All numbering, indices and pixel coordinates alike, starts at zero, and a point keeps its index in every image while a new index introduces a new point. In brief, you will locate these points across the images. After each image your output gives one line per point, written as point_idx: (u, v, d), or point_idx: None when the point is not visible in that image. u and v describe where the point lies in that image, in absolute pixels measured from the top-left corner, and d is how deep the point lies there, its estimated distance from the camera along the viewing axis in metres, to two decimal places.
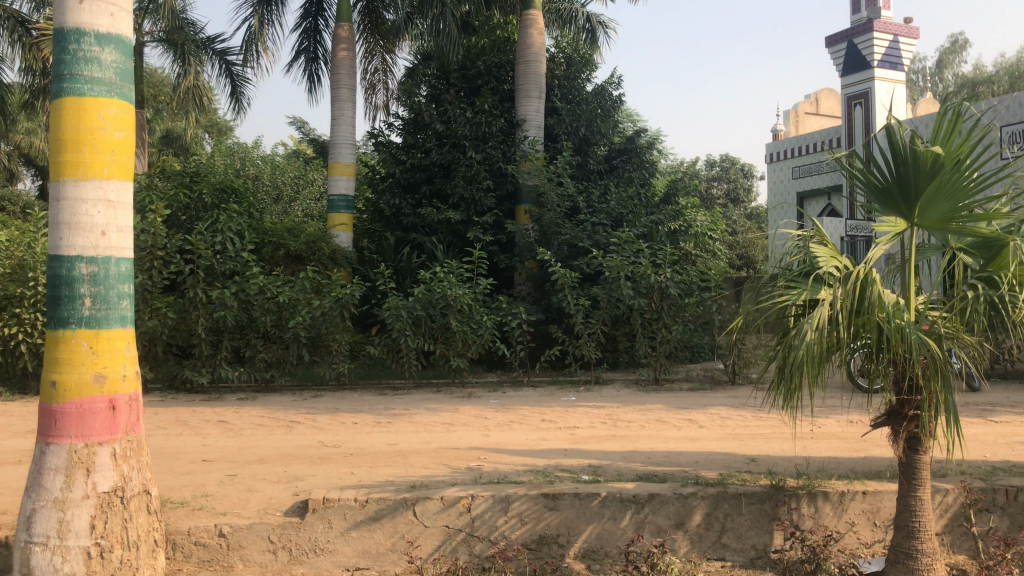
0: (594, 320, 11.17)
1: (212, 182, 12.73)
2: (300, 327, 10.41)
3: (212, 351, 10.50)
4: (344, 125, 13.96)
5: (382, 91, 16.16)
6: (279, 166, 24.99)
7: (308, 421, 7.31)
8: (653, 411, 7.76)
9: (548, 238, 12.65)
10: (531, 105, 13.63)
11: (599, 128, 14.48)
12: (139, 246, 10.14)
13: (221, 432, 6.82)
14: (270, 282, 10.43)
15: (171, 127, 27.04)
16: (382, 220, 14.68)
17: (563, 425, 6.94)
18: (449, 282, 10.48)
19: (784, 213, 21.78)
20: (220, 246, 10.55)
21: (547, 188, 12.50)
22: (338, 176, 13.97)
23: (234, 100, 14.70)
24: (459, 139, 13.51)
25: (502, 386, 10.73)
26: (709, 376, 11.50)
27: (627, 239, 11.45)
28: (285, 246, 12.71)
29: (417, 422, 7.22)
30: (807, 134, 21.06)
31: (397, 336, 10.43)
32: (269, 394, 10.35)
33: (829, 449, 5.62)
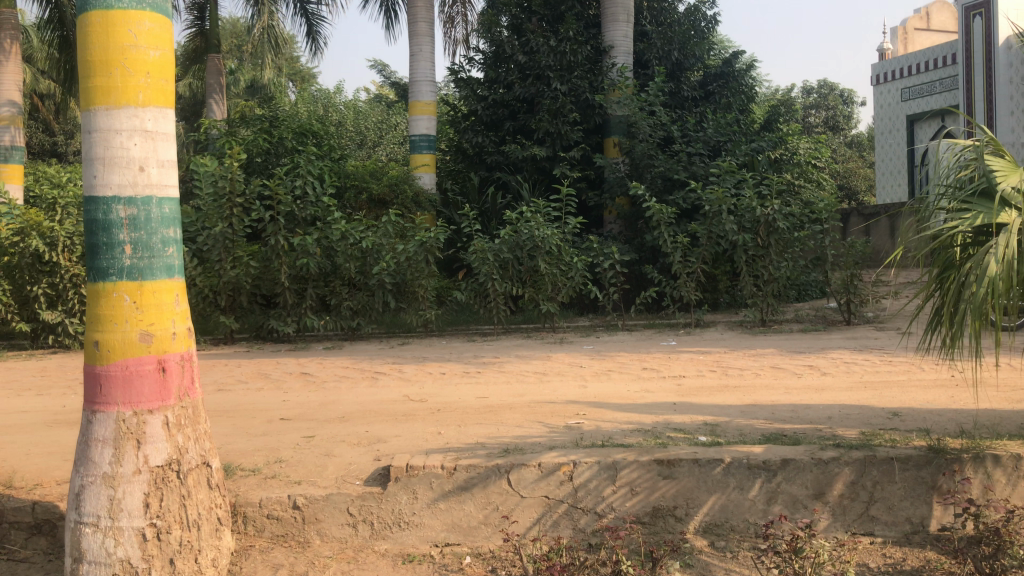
0: (694, 259, 10.46)
1: (291, 126, 12.38)
2: (385, 273, 10.04)
3: (297, 300, 10.21)
4: (424, 61, 13.36)
5: (462, 25, 15.45)
6: (361, 110, 24.70)
7: (394, 372, 6.92)
8: (765, 357, 7.08)
9: (641, 172, 11.90)
10: (619, 30, 12.80)
11: (693, 51, 13.49)
12: (219, 194, 9.87)
13: (303, 386, 6.50)
14: (352, 227, 10.04)
15: (255, 77, 27.04)
16: (465, 160, 14.10)
17: (668, 374, 6.35)
18: (536, 221, 9.87)
19: (893, 139, 20.28)
20: (301, 191, 10.17)
21: (639, 118, 11.67)
22: (419, 116, 13.42)
23: (311, 40, 14.30)
24: (543, 70, 12.75)
25: (597, 331, 10.14)
26: (820, 316, 10.68)
27: (728, 170, 10.62)
28: (368, 190, 12.35)
29: (509, 372, 6.73)
30: (919, 51, 19.39)
31: (484, 280, 9.94)
32: (355, 343, 10.04)
33: (982, 400, 4.87)
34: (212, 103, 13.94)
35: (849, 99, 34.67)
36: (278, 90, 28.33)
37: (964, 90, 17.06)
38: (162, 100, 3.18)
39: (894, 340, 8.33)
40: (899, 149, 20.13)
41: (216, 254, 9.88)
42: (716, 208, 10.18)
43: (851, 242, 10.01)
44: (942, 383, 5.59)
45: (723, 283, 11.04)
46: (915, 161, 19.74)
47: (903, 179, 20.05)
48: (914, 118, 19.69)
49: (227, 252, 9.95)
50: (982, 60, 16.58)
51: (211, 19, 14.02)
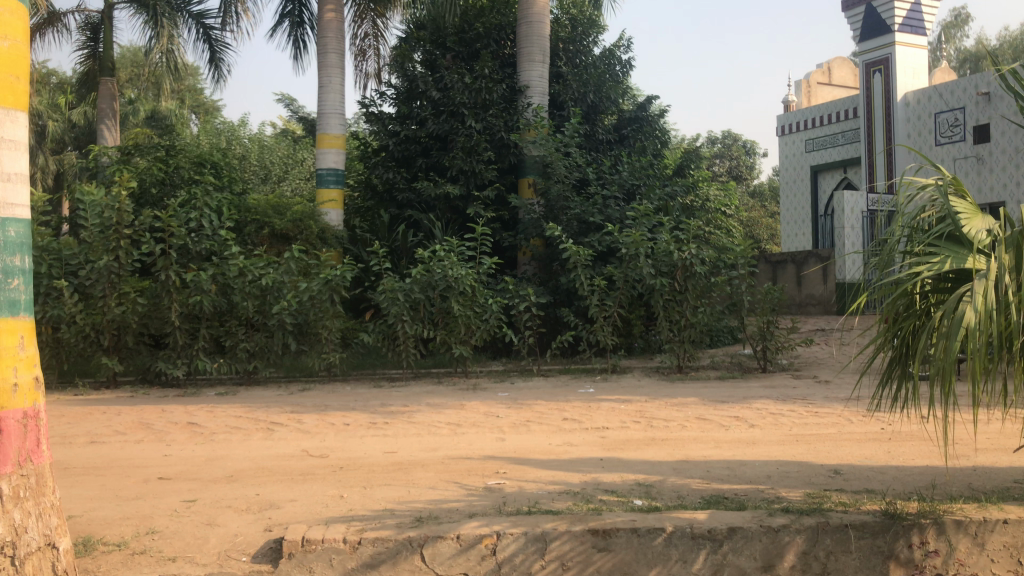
0: (611, 303, 10.20)
1: (189, 156, 11.69)
2: (286, 312, 9.42)
3: (189, 341, 9.46)
4: (333, 93, 12.89)
5: (374, 59, 15.05)
6: (267, 145, 23.96)
7: (293, 423, 6.33)
8: (689, 407, 6.77)
9: (556, 215, 11.64)
10: (535, 70, 12.57)
11: (609, 94, 13.40)
12: (104, 225, 9.11)
13: (189, 438, 5.84)
14: (251, 263, 9.38)
15: (155, 107, 25.99)
16: (375, 197, 13.62)
17: (589, 425, 5.97)
18: (449, 260, 9.44)
19: (797, 189, 20.75)
20: (195, 223, 9.47)
21: (556, 158, 11.42)
22: (326, 149, 12.87)
23: (214, 68, 13.62)
24: (457, 107, 12.43)
25: (511, 377, 9.71)
26: (735, 363, 10.53)
27: (645, 213, 10.46)
28: (270, 225, 11.75)
29: (420, 423, 6.24)
30: (822, 105, 19.97)
31: (393, 321, 9.41)
32: (251, 388, 9.33)
33: (921, 456, 4.65)
34: (104, 129, 13.04)
35: (752, 150, 35.72)
36: (179, 121, 27.27)
37: (865, 143, 17.55)
38: (10, 99, 2.89)
39: (814, 389, 8.20)
40: (803, 199, 20.60)
41: (99, 288, 9.09)
42: (634, 250, 9.97)
43: (768, 288, 9.89)
44: (872, 437, 5.39)
45: (638, 328, 10.80)
46: (819, 210, 20.21)
47: (807, 228, 20.49)
48: (817, 169, 20.19)
49: (112, 288, 9.17)
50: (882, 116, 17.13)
51: (105, 41, 13.23)
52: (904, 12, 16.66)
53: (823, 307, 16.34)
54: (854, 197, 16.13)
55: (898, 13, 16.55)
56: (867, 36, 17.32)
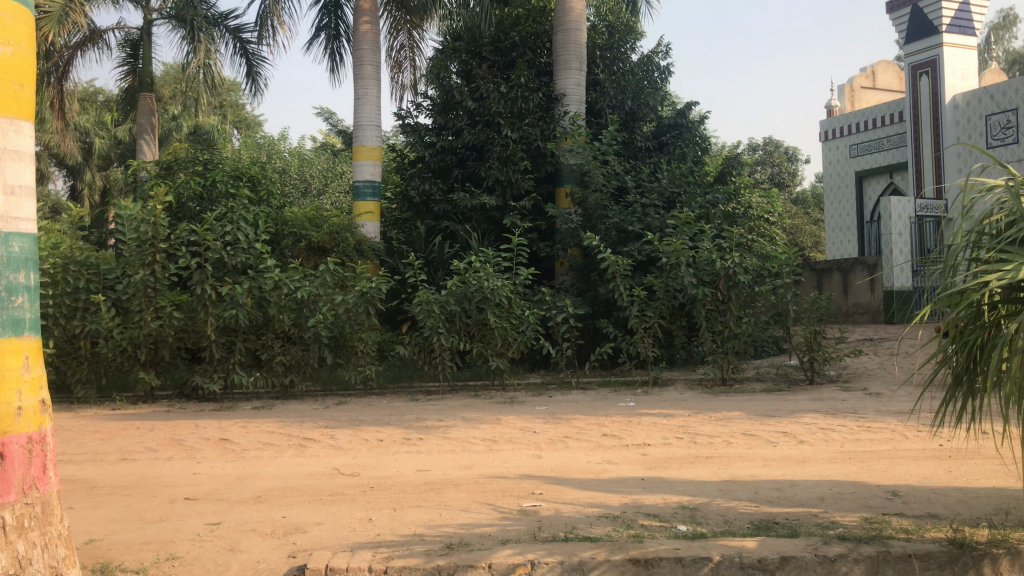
0: (651, 313, 9.94)
1: (226, 170, 11.70)
2: (321, 325, 9.33)
3: (225, 355, 9.40)
4: (369, 105, 12.84)
5: (409, 70, 15.00)
6: (306, 158, 24.09)
7: (325, 439, 6.20)
8: (734, 422, 6.52)
9: (594, 224, 11.43)
10: (571, 78, 12.38)
11: (647, 101, 13.17)
12: (141, 239, 9.10)
13: (220, 455, 5.74)
14: (286, 276, 9.30)
15: (197, 122, 26.30)
16: (412, 208, 13.53)
17: (630, 441, 5.75)
18: (486, 271, 9.27)
19: (842, 195, 20.28)
20: (231, 237, 9.42)
21: (593, 167, 11.21)
22: (362, 161, 12.81)
23: (251, 82, 13.66)
24: (493, 116, 12.29)
25: (549, 390, 9.50)
26: (781, 375, 10.21)
27: (686, 221, 10.20)
28: (306, 237, 11.73)
29: (455, 439, 6.07)
30: (867, 109, 19.49)
31: (429, 334, 9.27)
32: (287, 402, 9.24)
33: (986, 476, 4.36)
34: (143, 144, 13.13)
35: (794, 157, 35.17)
36: (222, 136, 27.59)
37: (911, 147, 17.07)
38: (13, 109, 2.96)
39: (864, 402, 7.88)
40: (848, 205, 20.12)
41: (136, 303, 9.08)
42: (675, 260, 9.72)
43: (814, 297, 9.56)
44: (931, 454, 5.09)
45: (680, 339, 10.53)
46: (865, 217, 19.72)
47: (852, 235, 20.01)
48: (862, 174, 19.71)
49: (148, 302, 9.15)
50: (930, 119, 16.65)
51: (144, 56, 13.34)
52: (951, 11, 16.24)
53: (871, 316, 15.91)
54: (901, 202, 15.69)
55: (946, 13, 16.12)
56: (913, 38, 16.87)
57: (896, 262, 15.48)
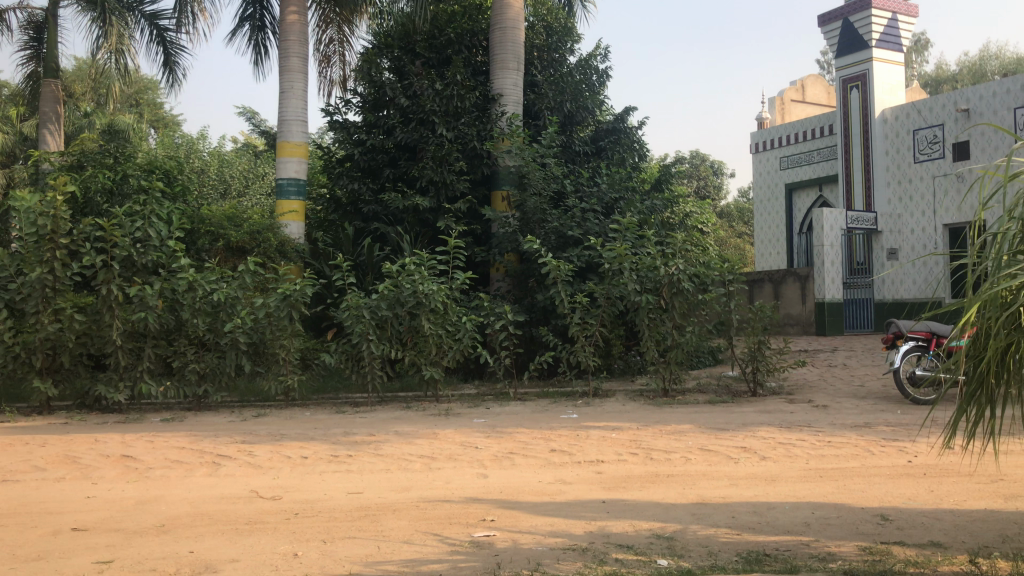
0: (592, 321, 9.52)
1: (140, 164, 10.95)
2: (240, 331, 8.62)
3: (132, 362, 8.60)
4: (295, 99, 12.17)
5: (339, 65, 14.34)
6: (227, 158, 23.16)
7: (242, 456, 5.56)
8: (688, 436, 6.13)
9: (532, 228, 10.96)
10: (508, 78, 11.94)
11: (586, 104, 12.82)
12: (38, 234, 8.26)
13: (120, 475, 5.04)
14: (202, 277, 8.58)
15: (111, 119, 25.07)
16: (339, 210, 12.89)
17: (582, 458, 5.29)
18: (420, 274, 8.72)
19: (771, 207, 20.35)
20: (141, 233, 8.57)
21: (532, 168, 10.76)
22: (287, 158, 12.09)
23: (168, 71, 12.81)
24: (428, 115, 11.78)
25: (485, 402, 8.97)
26: (723, 387, 9.91)
27: (628, 226, 9.85)
28: (225, 237, 11.05)
29: (388, 455, 5.51)
30: (797, 122, 19.58)
31: (358, 341, 8.65)
32: (200, 415, 8.48)
33: (973, 497, 4.04)
34: (46, 134, 12.15)
35: (719, 172, 35.64)
36: (137, 134, 26.32)
37: (841, 160, 17.16)
38: None
39: (812, 414, 7.60)
40: (777, 217, 20.19)
41: (32, 304, 8.24)
42: (618, 266, 9.35)
43: (758, 306, 9.27)
44: (904, 471, 4.77)
45: (619, 348, 10.15)
46: (793, 229, 19.80)
47: (780, 246, 20.07)
48: (791, 187, 19.79)
49: (46, 303, 8.30)
50: (860, 133, 16.74)
51: (49, 40, 12.38)
52: (881, 25, 16.48)
53: (802, 327, 15.89)
54: (833, 214, 15.68)
55: (876, 27, 16.34)
56: (843, 53, 16.98)
57: (828, 274, 15.47)
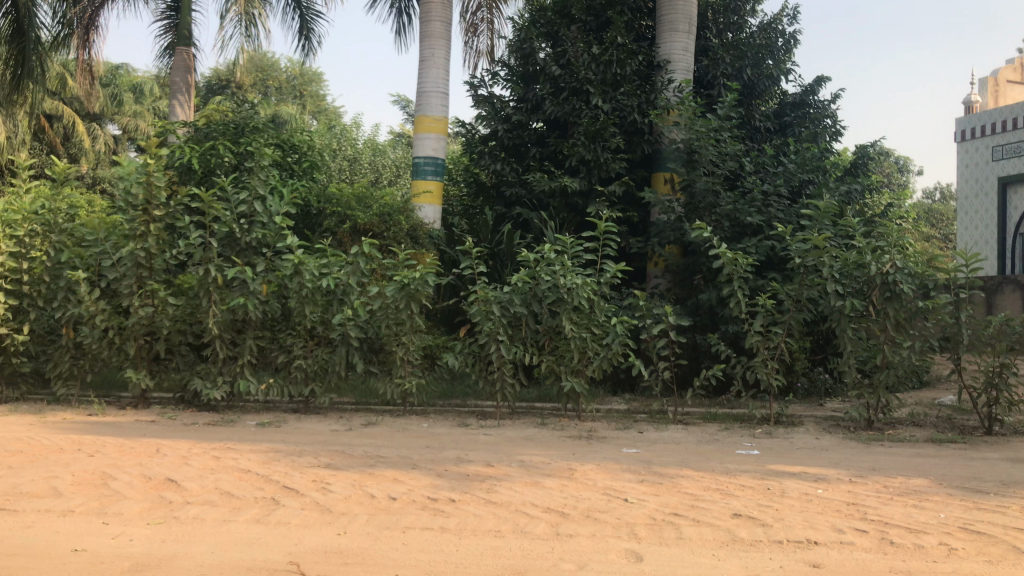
0: (777, 331, 7.63)
1: (266, 138, 10.04)
2: (351, 325, 7.33)
3: (232, 355, 7.51)
4: (435, 68, 10.91)
5: (487, 34, 13.01)
6: (379, 147, 22.50)
7: (314, 492, 4.17)
8: (933, 504, 4.25)
9: (699, 215, 9.20)
10: (677, 42, 10.27)
11: (770, 71, 10.84)
12: (131, 205, 7.26)
13: (146, 510, 3.76)
14: (310, 259, 7.30)
15: (270, 108, 25.07)
16: (481, 193, 11.56)
17: (785, 535, 3.57)
18: (562, 264, 7.13)
19: (979, 204, 17.42)
20: (247, 207, 7.39)
21: (704, 143, 8.93)
22: (425, 134, 10.86)
23: (303, 39, 11.86)
24: (582, 84, 10.21)
25: (638, 424, 7.31)
26: (943, 419, 7.78)
27: (826, 212, 7.89)
28: (352, 219, 9.97)
29: (505, 506, 3.98)
30: (1014, 105, 16.68)
31: (486, 342, 7.21)
32: (304, 420, 7.26)
33: None
34: (176, 104, 11.44)
35: (903, 169, 32.26)
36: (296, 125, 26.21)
37: None
38: None
39: None
40: (987, 215, 17.26)
41: (123, 283, 7.27)
42: (813, 262, 7.45)
43: (1003, 318, 7.06)
44: None
45: (801, 363, 8.28)
46: (1007, 229, 16.84)
47: (991, 250, 17.18)
48: (1004, 181, 16.87)
49: (140, 284, 7.33)
50: None
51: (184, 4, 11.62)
52: None
53: None
54: None
55: None
56: None
57: None
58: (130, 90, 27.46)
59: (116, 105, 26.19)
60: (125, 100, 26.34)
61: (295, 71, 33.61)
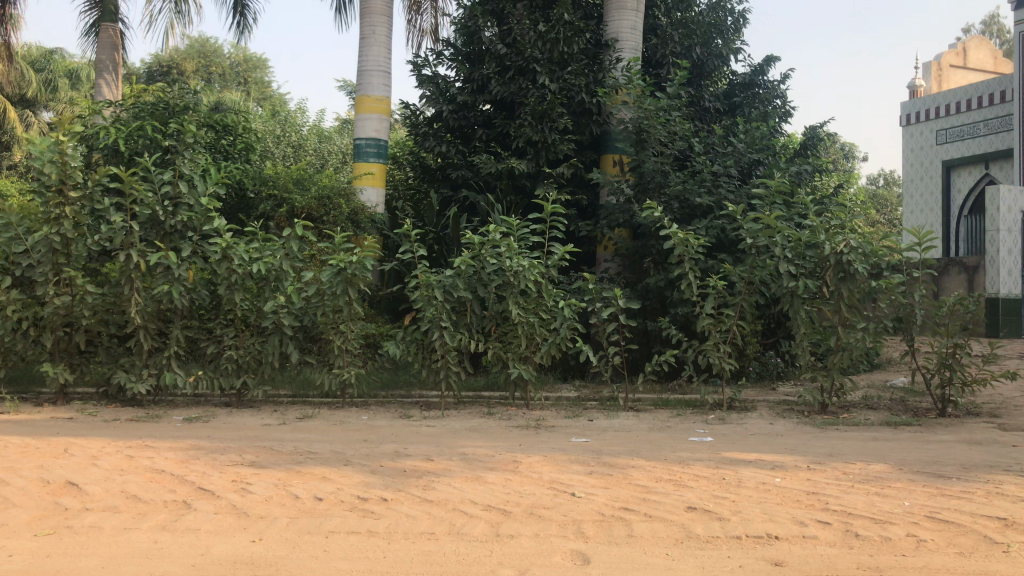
0: (729, 314, 7.40)
1: (197, 117, 9.53)
2: (284, 313, 6.90)
3: (158, 346, 7.05)
4: (376, 46, 10.48)
5: (431, 12, 12.59)
6: (324, 133, 21.92)
7: (232, 494, 3.79)
8: (896, 491, 4.02)
9: (650, 196, 8.93)
10: (625, 20, 9.99)
11: (719, 51, 10.62)
12: (44, 186, 6.73)
13: (35, 520, 3.35)
14: (238, 244, 6.86)
15: (211, 94, 24.31)
16: (426, 177, 11.17)
17: (743, 529, 3.29)
18: (507, 246, 6.79)
19: (924, 187, 17.50)
20: (170, 188, 6.92)
21: (653, 121, 8.66)
22: (366, 115, 10.44)
23: (237, 16, 11.33)
24: (529, 62, 9.86)
25: (588, 412, 7.02)
26: (897, 401, 7.63)
27: (778, 191, 7.67)
28: (289, 203, 9.52)
29: (441, 505, 3.65)
30: (958, 89, 16.77)
31: (428, 329, 6.85)
32: (235, 414, 6.84)
33: None
34: (101, 83, 10.84)
35: (849, 156, 32.56)
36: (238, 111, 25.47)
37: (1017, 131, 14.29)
38: None
39: None
40: (932, 198, 17.34)
41: (37, 271, 6.75)
42: (765, 242, 7.23)
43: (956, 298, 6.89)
44: None
45: (754, 346, 8.09)
46: (953, 212, 16.93)
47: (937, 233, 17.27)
48: (949, 164, 16.95)
49: (55, 271, 6.82)
50: None
51: None
52: None
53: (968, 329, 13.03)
54: (1012, 191, 12.64)
55: None
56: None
57: (1004, 264, 12.45)
58: (66, 76, 26.51)
59: (50, 91, 25.26)
60: (59, 86, 25.42)
61: (238, 57, 32.72)
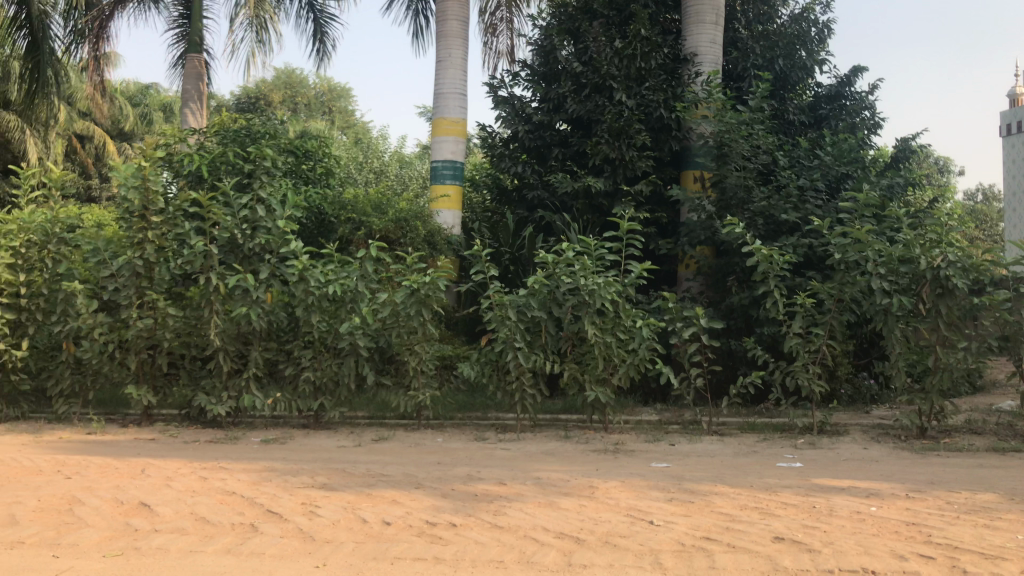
0: (818, 333, 7.05)
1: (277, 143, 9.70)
2: (359, 335, 6.88)
3: (238, 368, 7.12)
4: (452, 69, 10.52)
5: (506, 33, 12.59)
6: (405, 158, 22.19)
7: (301, 517, 3.72)
8: (1007, 523, 3.68)
9: (732, 212, 8.64)
10: (704, 33, 9.77)
11: (803, 63, 10.30)
12: (128, 212, 6.91)
13: (104, 541, 3.33)
14: (314, 266, 6.88)
15: (296, 123, 24.93)
16: (502, 197, 11.11)
17: (837, 563, 3.04)
18: (583, 265, 6.63)
19: None
20: (248, 212, 7.00)
21: (734, 135, 8.40)
22: (442, 137, 10.47)
23: (317, 43, 11.55)
24: (605, 79, 9.72)
25: (670, 435, 6.77)
26: (1003, 426, 7.14)
27: (868, 204, 7.31)
28: (367, 225, 9.58)
29: (513, 532, 3.50)
30: None
31: (503, 350, 6.73)
32: (311, 435, 6.84)
33: None
34: (187, 111, 11.17)
35: (943, 170, 31.30)
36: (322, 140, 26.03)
37: None
38: None
39: None
40: None
41: (122, 294, 6.92)
42: (855, 257, 6.86)
43: None
44: None
45: (845, 368, 7.70)
46: None
47: None
48: None
49: (139, 295, 6.97)
50: None
51: (196, 11, 11.38)
52: None
53: None
54: None
55: None
56: None
57: None
58: (160, 110, 27.62)
59: (146, 124, 26.34)
60: (154, 119, 26.50)
61: (323, 87, 33.56)
